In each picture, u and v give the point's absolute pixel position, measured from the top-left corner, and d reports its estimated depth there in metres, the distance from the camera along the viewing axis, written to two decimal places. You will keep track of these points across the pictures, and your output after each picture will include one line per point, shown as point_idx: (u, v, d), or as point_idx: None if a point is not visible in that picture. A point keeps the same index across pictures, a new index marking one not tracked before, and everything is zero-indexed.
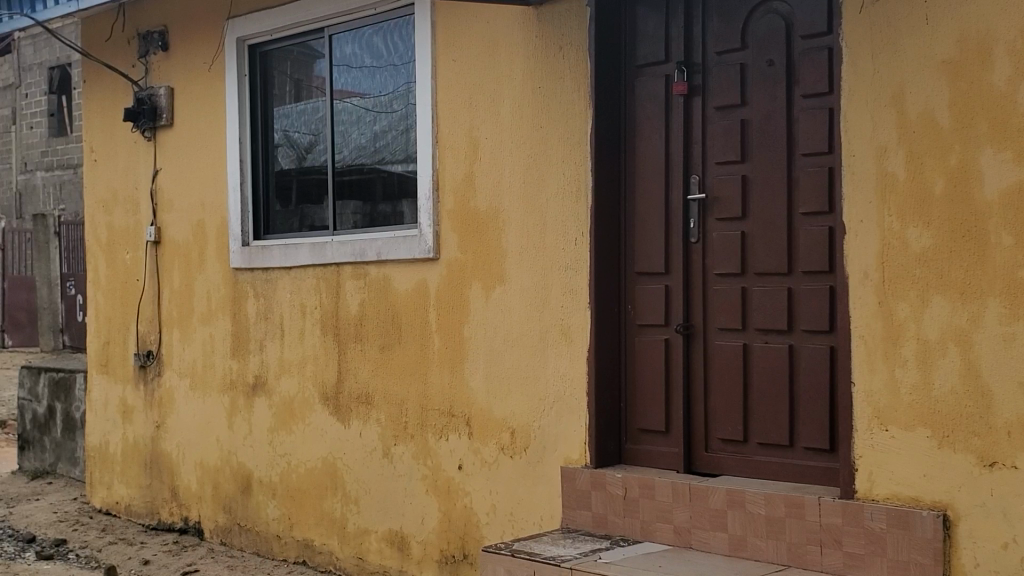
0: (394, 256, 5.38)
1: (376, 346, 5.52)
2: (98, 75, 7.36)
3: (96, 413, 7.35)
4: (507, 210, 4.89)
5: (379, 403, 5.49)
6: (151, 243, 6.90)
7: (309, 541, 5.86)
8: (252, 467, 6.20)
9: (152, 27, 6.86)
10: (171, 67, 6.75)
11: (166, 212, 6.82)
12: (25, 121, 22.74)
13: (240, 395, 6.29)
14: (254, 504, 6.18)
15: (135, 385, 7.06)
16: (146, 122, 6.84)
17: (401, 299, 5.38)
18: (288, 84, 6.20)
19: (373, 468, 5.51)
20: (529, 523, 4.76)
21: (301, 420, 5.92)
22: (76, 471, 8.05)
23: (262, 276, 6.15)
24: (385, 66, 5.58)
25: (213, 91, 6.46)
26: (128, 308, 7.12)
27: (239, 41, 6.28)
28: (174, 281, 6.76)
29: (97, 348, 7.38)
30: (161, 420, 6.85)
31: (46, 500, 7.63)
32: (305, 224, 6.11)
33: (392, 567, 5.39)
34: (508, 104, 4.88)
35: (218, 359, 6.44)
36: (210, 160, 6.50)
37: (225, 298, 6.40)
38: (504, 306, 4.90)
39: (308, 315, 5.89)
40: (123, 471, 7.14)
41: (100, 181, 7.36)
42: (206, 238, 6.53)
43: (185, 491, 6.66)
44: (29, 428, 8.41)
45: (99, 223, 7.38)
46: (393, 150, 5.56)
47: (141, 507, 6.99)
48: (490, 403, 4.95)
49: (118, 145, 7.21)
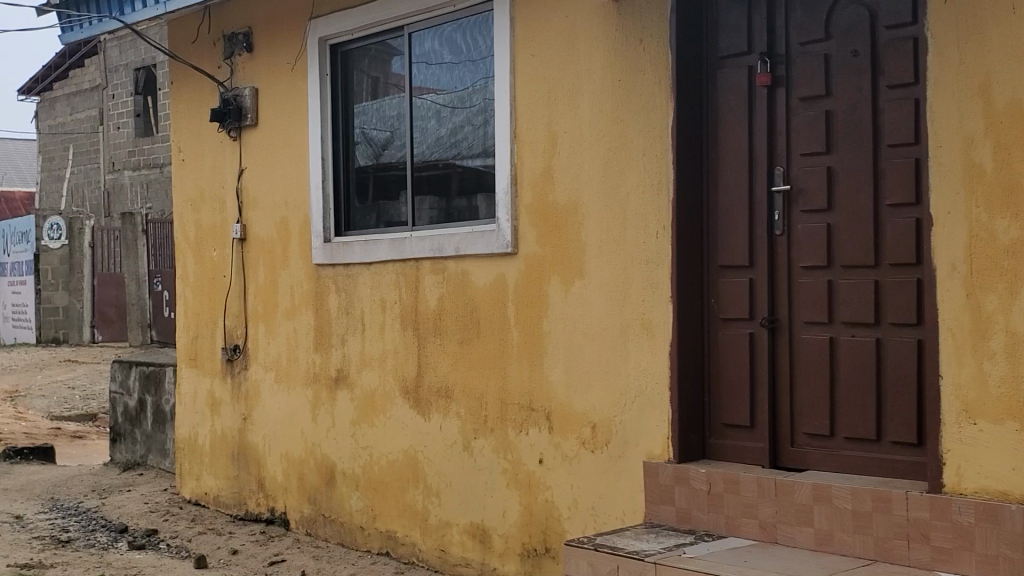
0: (473, 251, 5.43)
1: (456, 340, 5.57)
2: (185, 75, 7.52)
3: (186, 405, 7.52)
4: (587, 203, 4.91)
5: (460, 397, 5.55)
6: (237, 240, 7.05)
7: (392, 533, 5.94)
8: (335, 460, 6.30)
9: (237, 28, 6.98)
10: (256, 67, 6.87)
11: (252, 210, 6.95)
12: (114, 121, 23.35)
13: (324, 388, 6.39)
14: (338, 496, 6.28)
15: (223, 378, 7.21)
16: (231, 122, 6.97)
17: (480, 293, 5.43)
18: (365, 81, 6.28)
19: (454, 461, 5.58)
20: (612, 517, 4.77)
21: (383, 413, 6.00)
22: (165, 462, 8.21)
23: (344, 272, 6.25)
24: (464, 62, 5.63)
25: (297, 89, 6.56)
26: (216, 303, 7.28)
27: (322, 41, 6.37)
28: (259, 276, 6.90)
29: (186, 342, 7.56)
30: (248, 413, 6.99)
31: (138, 490, 7.82)
32: (382, 220, 6.18)
33: (475, 559, 5.45)
34: (588, 99, 4.91)
35: (302, 354, 6.56)
36: (293, 158, 6.61)
37: (309, 294, 6.51)
38: (584, 300, 4.92)
39: (388, 310, 5.97)
40: (211, 462, 7.29)
41: (188, 181, 7.54)
42: (290, 234, 6.65)
43: (271, 483, 6.78)
44: (121, 421, 8.63)
45: (187, 220, 7.55)
46: (471, 144, 5.61)
47: (229, 498, 7.13)
48: (571, 397, 4.98)
49: (204, 144, 7.37)
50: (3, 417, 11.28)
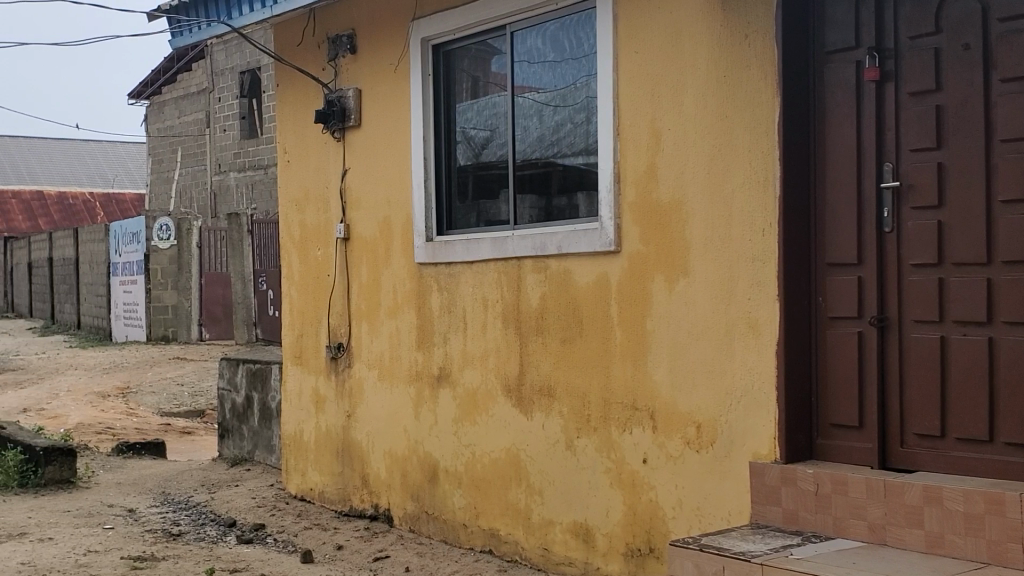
0: (575, 249, 5.43)
1: (558, 339, 5.57)
2: (290, 78, 7.64)
3: (292, 402, 7.65)
4: (691, 200, 4.87)
5: (562, 396, 5.55)
6: (340, 240, 7.15)
7: (495, 531, 5.96)
8: (438, 457, 6.35)
9: (341, 30, 7.07)
10: (359, 69, 6.96)
11: (355, 209, 7.04)
12: (220, 123, 23.86)
13: (426, 385, 6.44)
14: (441, 493, 6.32)
15: (327, 375, 7.31)
16: (335, 123, 7.07)
17: (582, 292, 5.43)
18: (466, 81, 6.31)
19: (556, 460, 5.58)
20: (717, 518, 4.73)
21: (485, 412, 6.03)
22: (272, 458, 8.35)
23: (446, 270, 6.29)
24: (565, 60, 5.62)
25: (400, 90, 6.63)
26: (320, 302, 7.39)
27: (424, 42, 6.42)
28: (362, 275, 6.98)
29: (291, 340, 7.69)
30: (351, 410, 7.08)
31: (245, 485, 7.97)
32: (482, 219, 6.21)
33: (578, 558, 5.45)
34: (691, 96, 4.87)
35: (404, 352, 6.62)
36: (396, 158, 6.68)
37: (411, 292, 6.57)
38: (688, 298, 4.89)
39: (490, 309, 5.99)
40: (316, 459, 7.40)
41: (293, 182, 7.66)
42: (392, 234, 6.72)
43: (375, 480, 6.86)
44: (229, 417, 8.82)
45: (292, 221, 7.68)
46: (571, 143, 5.60)
47: (334, 494, 7.23)
48: (675, 396, 4.95)
49: (309, 145, 7.48)
50: (116, 413, 11.60)
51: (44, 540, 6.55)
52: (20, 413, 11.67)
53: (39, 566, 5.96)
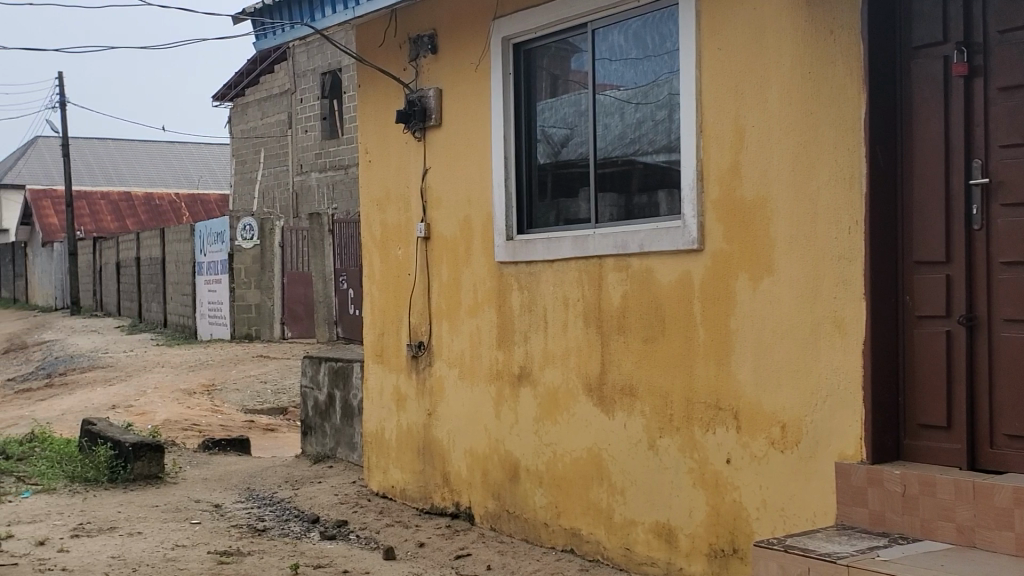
0: (657, 248, 5.40)
1: (640, 338, 5.55)
2: (372, 78, 7.71)
3: (374, 400, 7.71)
4: (775, 198, 4.82)
5: (644, 395, 5.52)
6: (422, 239, 7.19)
7: (576, 530, 5.95)
8: (519, 456, 6.36)
9: (423, 31, 7.11)
10: (440, 69, 6.99)
11: (436, 209, 7.08)
12: (302, 124, 24.15)
13: (507, 384, 6.45)
14: (522, 492, 6.33)
15: (409, 373, 7.36)
16: (416, 123, 7.12)
17: (664, 291, 5.40)
18: (547, 80, 6.31)
19: (638, 460, 5.55)
20: (802, 519, 4.68)
21: (566, 411, 6.02)
22: (354, 455, 8.42)
23: (526, 269, 6.30)
24: (647, 58, 5.59)
25: (481, 89, 6.65)
26: (401, 301, 7.44)
27: (505, 41, 6.43)
28: (443, 274, 7.02)
29: (373, 339, 7.75)
30: (432, 408, 7.11)
31: (328, 482, 8.06)
32: (562, 218, 6.20)
33: (661, 558, 5.41)
34: (775, 93, 4.82)
35: (485, 351, 6.64)
36: (477, 158, 6.70)
37: (492, 291, 6.58)
38: (772, 297, 4.83)
39: (571, 308, 5.98)
40: (398, 456, 7.45)
41: (374, 181, 7.73)
42: (473, 232, 6.74)
43: (456, 478, 6.89)
44: (312, 415, 8.92)
45: (374, 220, 7.74)
46: (652, 140, 5.57)
47: (415, 492, 7.28)
48: (759, 396, 4.90)
49: (390, 145, 7.54)
50: (201, 409, 11.80)
51: (134, 534, 6.70)
52: (110, 409, 11.94)
53: (128, 560, 6.08)
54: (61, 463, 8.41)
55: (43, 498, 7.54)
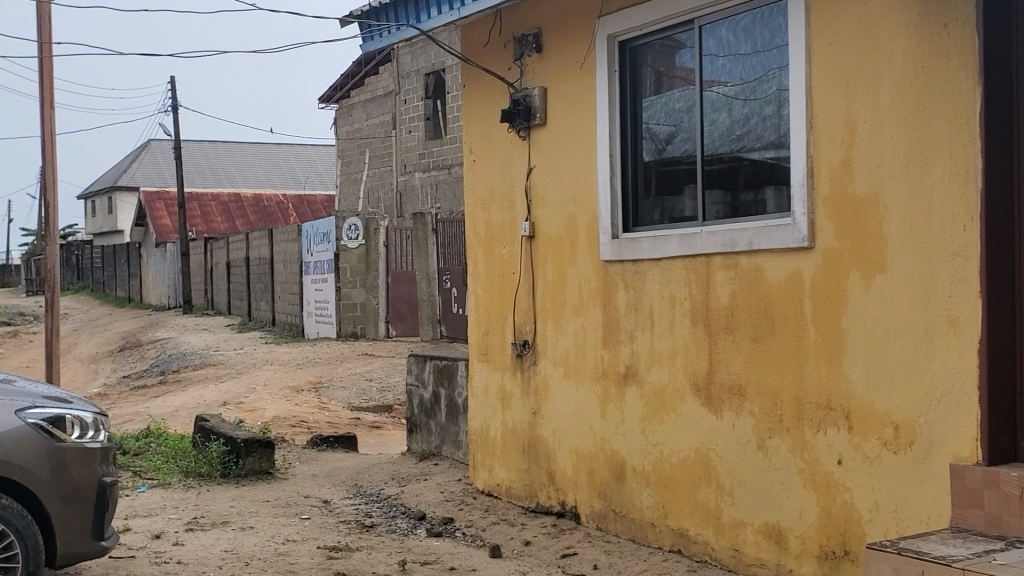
0: (767, 246, 5.33)
1: (749, 337, 5.48)
2: (476, 78, 7.74)
3: (479, 398, 7.75)
4: (888, 194, 4.72)
5: (753, 395, 5.45)
6: (526, 238, 7.20)
7: (684, 531, 5.90)
8: (625, 455, 6.33)
9: (527, 30, 7.11)
10: (545, 68, 6.99)
11: (541, 208, 7.08)
12: (405, 124, 24.39)
13: (613, 383, 6.43)
14: (629, 491, 6.30)
15: (513, 372, 7.37)
16: (521, 122, 7.13)
17: (773, 289, 5.32)
18: (651, 78, 6.26)
19: (747, 460, 5.48)
20: (916, 522, 4.57)
21: (673, 410, 5.97)
22: (459, 453, 8.47)
23: (632, 267, 6.26)
24: (754, 54, 5.51)
25: (586, 88, 6.63)
26: (506, 300, 7.46)
27: (610, 39, 6.40)
28: (548, 273, 7.02)
29: (477, 337, 7.79)
30: (538, 407, 7.12)
31: (434, 479, 8.12)
32: (667, 216, 6.15)
33: (771, 560, 5.34)
34: (887, 87, 4.71)
35: (591, 349, 6.62)
36: (582, 156, 6.68)
37: (597, 290, 6.56)
38: (885, 295, 4.73)
39: (678, 307, 5.93)
40: (503, 454, 7.47)
41: (479, 181, 7.76)
42: (578, 231, 6.72)
43: (562, 477, 6.88)
44: (417, 413, 9.00)
45: (478, 219, 7.78)
46: (759, 137, 5.49)
47: (520, 490, 7.29)
48: (872, 396, 4.80)
49: (495, 144, 7.56)
50: (309, 406, 11.99)
51: (245, 528, 6.83)
52: (221, 406, 12.20)
53: (241, 553, 6.21)
54: (175, 458, 8.61)
55: (159, 492, 7.73)
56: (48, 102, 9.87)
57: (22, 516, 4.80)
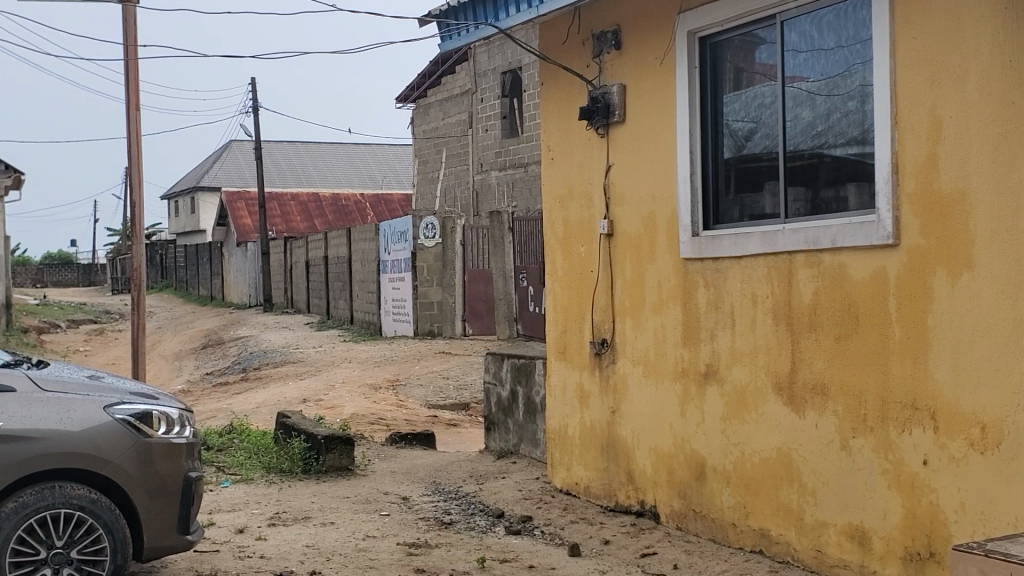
0: (850, 243, 5.25)
1: (832, 335, 5.40)
2: (554, 76, 7.73)
3: (557, 397, 7.74)
4: (975, 190, 4.62)
5: (836, 395, 5.37)
6: (605, 236, 7.18)
7: (766, 531, 5.84)
8: (706, 455, 6.27)
9: (606, 27, 7.09)
10: (625, 64, 6.95)
11: (620, 205, 7.05)
12: (482, 123, 24.46)
13: (693, 382, 6.38)
14: (709, 491, 6.25)
15: (592, 371, 7.35)
16: (599, 119, 7.11)
17: (857, 287, 5.23)
18: (732, 74, 6.20)
19: (830, 460, 5.41)
20: (1003, 524, 4.47)
21: (754, 410, 5.91)
22: (537, 451, 8.47)
23: (712, 265, 6.21)
24: (836, 49, 5.44)
25: (665, 85, 6.59)
26: (585, 298, 7.44)
27: (690, 35, 6.36)
28: (626, 272, 6.99)
29: (555, 336, 7.78)
30: (616, 406, 7.09)
31: (512, 477, 8.13)
32: (748, 213, 6.08)
33: (854, 561, 5.27)
34: (974, 81, 4.62)
35: (670, 348, 6.58)
36: (661, 154, 6.65)
37: (677, 288, 6.52)
38: (972, 293, 4.64)
39: (760, 305, 5.87)
40: (582, 453, 7.46)
41: (557, 179, 7.75)
42: (657, 229, 6.69)
43: (641, 476, 6.85)
44: (495, 411, 9.03)
45: (556, 217, 7.77)
46: (841, 133, 5.42)
47: (599, 489, 7.27)
48: (958, 396, 4.71)
49: (573, 142, 7.55)
50: (387, 404, 12.07)
51: (326, 524, 6.89)
52: (301, 403, 12.33)
53: (322, 549, 6.27)
54: (258, 454, 8.73)
55: (242, 488, 7.84)
56: (134, 104, 10.05)
57: (110, 510, 4.90)
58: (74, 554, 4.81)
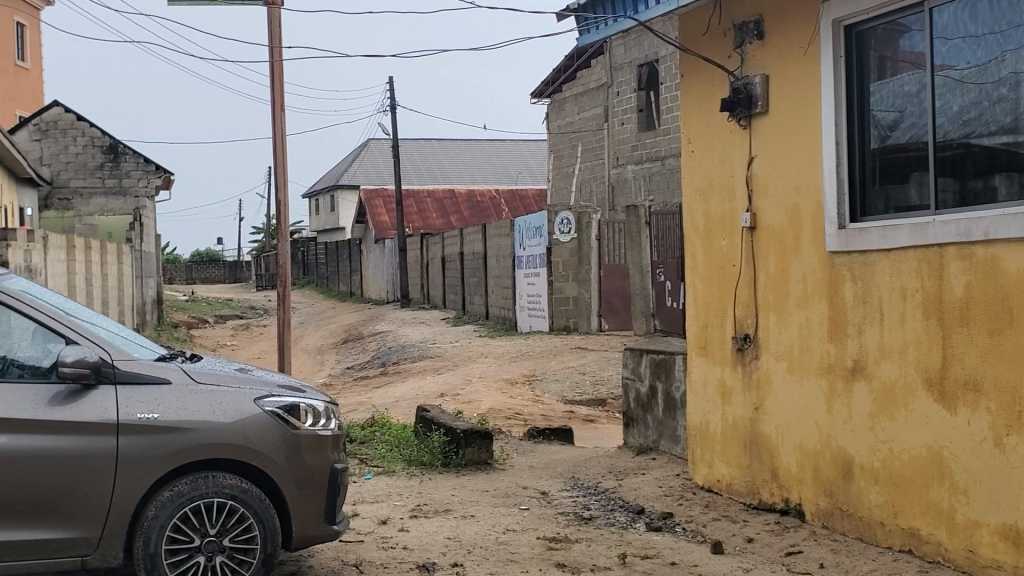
0: (1004, 235, 5.06)
1: (985, 330, 5.21)
2: (695, 67, 7.64)
3: (698, 392, 7.66)
4: None
5: (989, 391, 5.18)
6: (747, 229, 7.08)
7: (916, 530, 5.67)
8: (853, 452, 6.13)
9: (748, 17, 6.98)
10: (768, 55, 6.84)
11: (763, 198, 6.94)
12: (618, 117, 24.38)
13: (839, 378, 6.24)
14: (856, 489, 6.10)
15: (734, 366, 7.25)
16: (742, 111, 7.00)
17: (1012, 280, 5.04)
18: (877, 62, 6.03)
19: (983, 459, 5.22)
20: None
21: (904, 406, 5.74)
22: (677, 447, 8.39)
23: (860, 259, 6.06)
24: (987, 34, 5.23)
25: (810, 76, 6.45)
26: (726, 292, 7.34)
27: (835, 24, 6.20)
28: (770, 266, 6.88)
29: (696, 331, 7.70)
30: (759, 403, 6.98)
31: (652, 474, 8.07)
32: (896, 205, 5.92)
33: (1008, 562, 5.08)
34: None
35: (815, 344, 6.44)
36: (805, 145, 6.51)
37: (823, 282, 6.38)
38: None
39: (909, 299, 5.69)
40: (724, 450, 7.36)
41: (698, 171, 7.66)
42: (802, 222, 6.55)
43: (785, 473, 6.73)
44: (634, 407, 8.99)
45: (697, 210, 7.69)
46: (993, 122, 5.22)
47: (742, 486, 7.17)
48: None
49: (714, 134, 7.45)
50: (524, 399, 12.12)
51: (467, 517, 6.95)
52: (440, 397, 12.48)
53: (464, 542, 6.32)
54: (399, 447, 8.85)
55: (384, 480, 7.95)
56: (279, 104, 10.29)
57: (261, 500, 5.01)
58: (226, 543, 4.94)
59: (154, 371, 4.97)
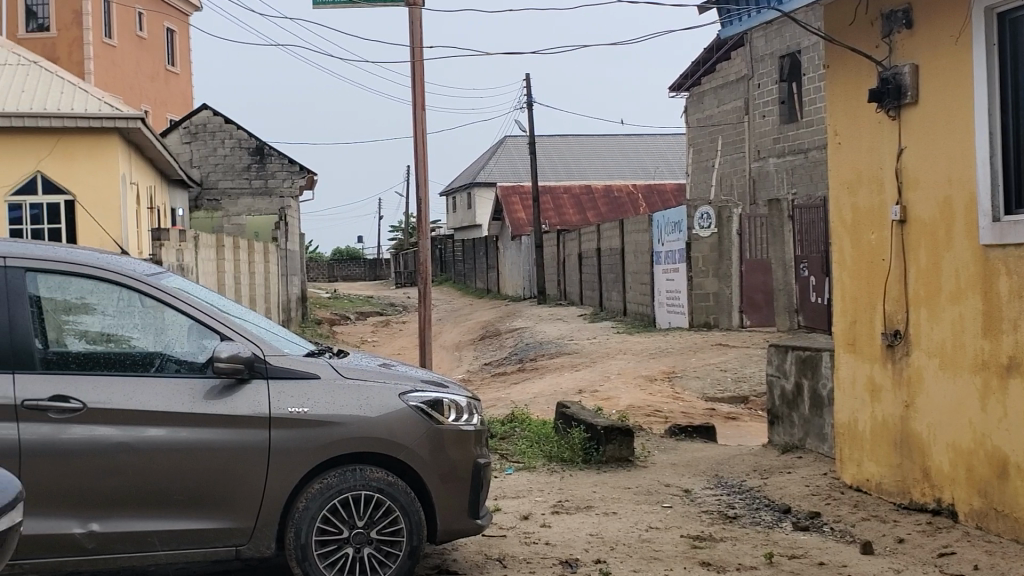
0: None
1: None
2: (841, 58, 7.48)
3: (847, 390, 7.49)
4: None
5: None
6: (897, 222, 6.90)
7: None
8: (1009, 452, 5.90)
9: (896, 5, 6.80)
10: (918, 44, 6.65)
11: (913, 190, 6.75)
12: (759, 109, 24.03)
13: (994, 375, 6.02)
14: (1012, 490, 5.88)
15: (883, 363, 7.07)
16: (890, 101, 6.82)
17: None
18: None
19: None
20: None
21: None
22: (824, 446, 8.21)
23: (1015, 252, 5.82)
24: None
25: (961, 64, 6.24)
26: (875, 288, 7.16)
27: (987, 11, 5.98)
28: (921, 260, 6.69)
29: (844, 327, 7.53)
30: (910, 400, 6.79)
31: (798, 472, 7.93)
32: None
33: None
34: None
35: (969, 339, 6.22)
36: (958, 135, 6.31)
37: (976, 276, 6.16)
38: None
39: None
40: (873, 448, 7.18)
41: (846, 163, 7.49)
42: (955, 214, 6.35)
43: (938, 472, 6.53)
44: (779, 405, 8.83)
45: (844, 203, 7.53)
46: None
47: (891, 486, 6.99)
48: None
49: (861, 126, 7.28)
50: (665, 396, 12.02)
51: (609, 513, 6.93)
52: (581, 393, 12.47)
53: (607, 538, 6.30)
54: (540, 443, 8.88)
55: (526, 475, 7.99)
56: (420, 104, 10.43)
57: (407, 493, 5.07)
58: (374, 534, 5.02)
59: (306, 366, 5.07)
